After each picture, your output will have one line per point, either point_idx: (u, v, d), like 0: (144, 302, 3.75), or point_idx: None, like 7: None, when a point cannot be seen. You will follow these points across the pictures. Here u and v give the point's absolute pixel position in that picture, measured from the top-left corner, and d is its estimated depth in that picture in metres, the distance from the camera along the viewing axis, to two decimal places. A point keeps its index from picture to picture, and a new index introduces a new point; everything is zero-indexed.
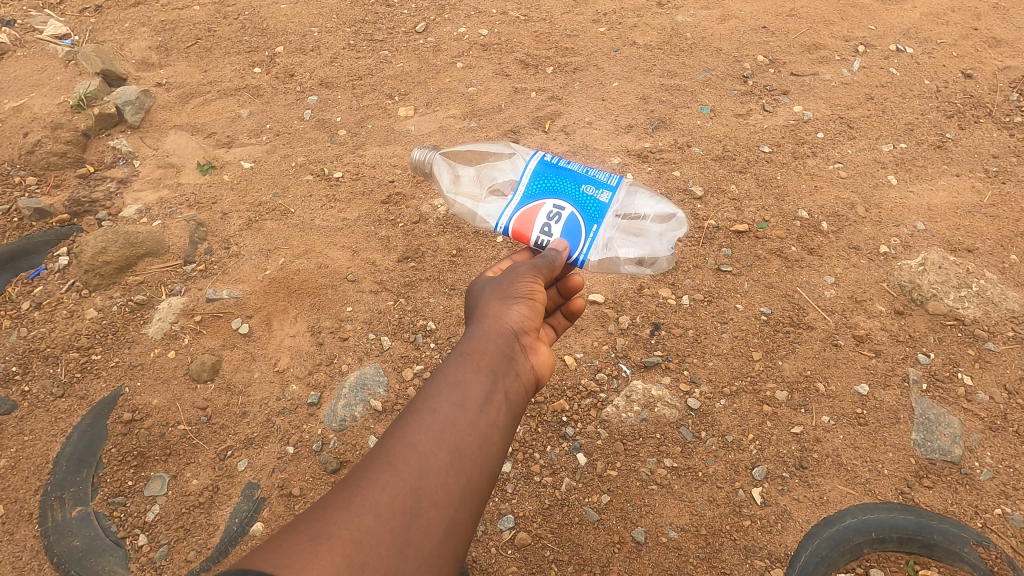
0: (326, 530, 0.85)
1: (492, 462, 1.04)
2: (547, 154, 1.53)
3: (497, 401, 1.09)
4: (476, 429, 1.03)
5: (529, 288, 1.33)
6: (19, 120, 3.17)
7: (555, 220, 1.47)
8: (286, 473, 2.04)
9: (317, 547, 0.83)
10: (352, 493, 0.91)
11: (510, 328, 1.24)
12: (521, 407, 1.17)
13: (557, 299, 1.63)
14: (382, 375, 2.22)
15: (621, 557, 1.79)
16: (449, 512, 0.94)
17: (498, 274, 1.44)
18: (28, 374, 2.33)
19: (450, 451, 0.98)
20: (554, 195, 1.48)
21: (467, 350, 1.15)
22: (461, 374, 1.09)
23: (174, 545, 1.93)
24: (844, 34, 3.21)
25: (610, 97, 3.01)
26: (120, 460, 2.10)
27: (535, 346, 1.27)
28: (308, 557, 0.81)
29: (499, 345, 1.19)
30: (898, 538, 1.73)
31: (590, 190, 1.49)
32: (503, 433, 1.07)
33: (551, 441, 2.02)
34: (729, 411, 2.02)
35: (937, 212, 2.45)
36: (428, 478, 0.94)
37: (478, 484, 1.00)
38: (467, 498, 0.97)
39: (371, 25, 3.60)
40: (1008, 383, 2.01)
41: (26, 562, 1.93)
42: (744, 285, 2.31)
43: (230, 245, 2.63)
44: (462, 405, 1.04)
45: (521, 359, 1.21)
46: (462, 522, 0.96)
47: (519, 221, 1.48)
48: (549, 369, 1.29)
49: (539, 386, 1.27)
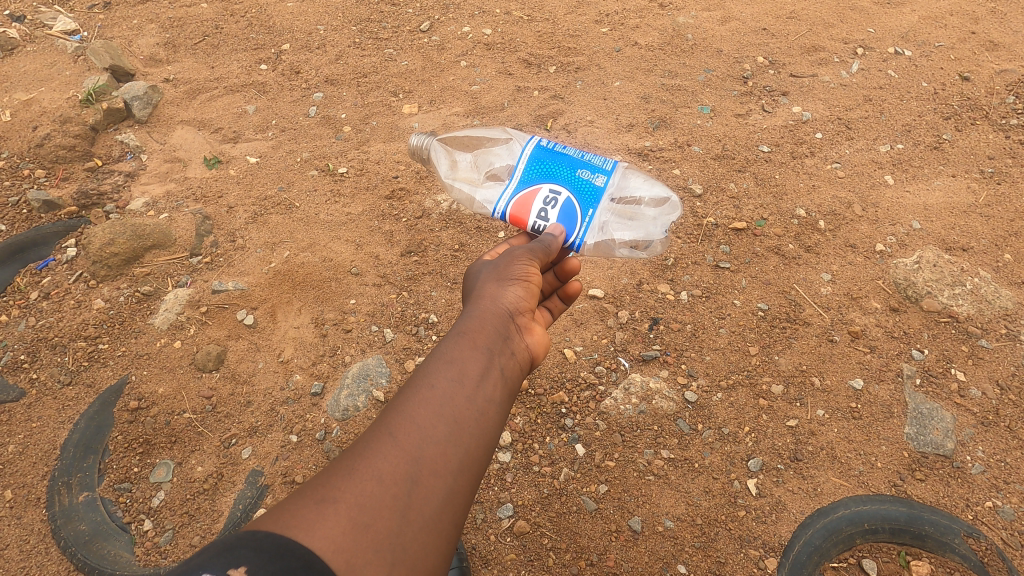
0: (331, 494, 0.90)
1: (490, 435, 1.07)
2: (544, 139, 1.58)
3: (493, 378, 1.12)
4: (474, 403, 1.06)
5: (524, 271, 1.36)
6: (28, 114, 3.22)
7: (552, 205, 1.52)
8: (289, 462, 2.07)
9: (323, 510, 0.87)
10: (355, 461, 0.95)
11: (506, 309, 1.27)
12: (517, 384, 1.21)
13: (554, 284, 1.68)
14: (384, 366, 2.25)
15: (618, 545, 1.82)
16: (449, 480, 0.98)
17: (495, 259, 1.47)
18: (36, 362, 2.37)
19: (449, 424, 1.02)
20: (550, 180, 1.53)
21: (464, 329, 1.18)
22: (458, 352, 1.12)
23: (179, 530, 1.96)
24: (843, 36, 3.25)
25: (611, 96, 3.05)
26: (126, 447, 2.13)
27: (530, 327, 1.30)
28: (314, 518, 0.86)
29: (495, 325, 1.22)
30: (890, 529, 1.76)
31: (585, 174, 1.53)
32: (500, 408, 1.11)
33: (551, 432, 2.06)
34: (725, 405, 2.05)
35: (934, 211, 2.49)
36: (428, 448, 0.98)
37: (477, 454, 1.04)
38: (465, 467, 1.01)
39: (376, 23, 3.64)
40: (1001, 379, 2.04)
41: (33, 546, 1.97)
42: (742, 281, 2.34)
43: (236, 237, 2.67)
44: (459, 380, 1.08)
45: (517, 338, 1.25)
46: (462, 490, 1.00)
47: (516, 206, 1.53)
48: (545, 349, 1.32)
49: (534, 366, 1.30)
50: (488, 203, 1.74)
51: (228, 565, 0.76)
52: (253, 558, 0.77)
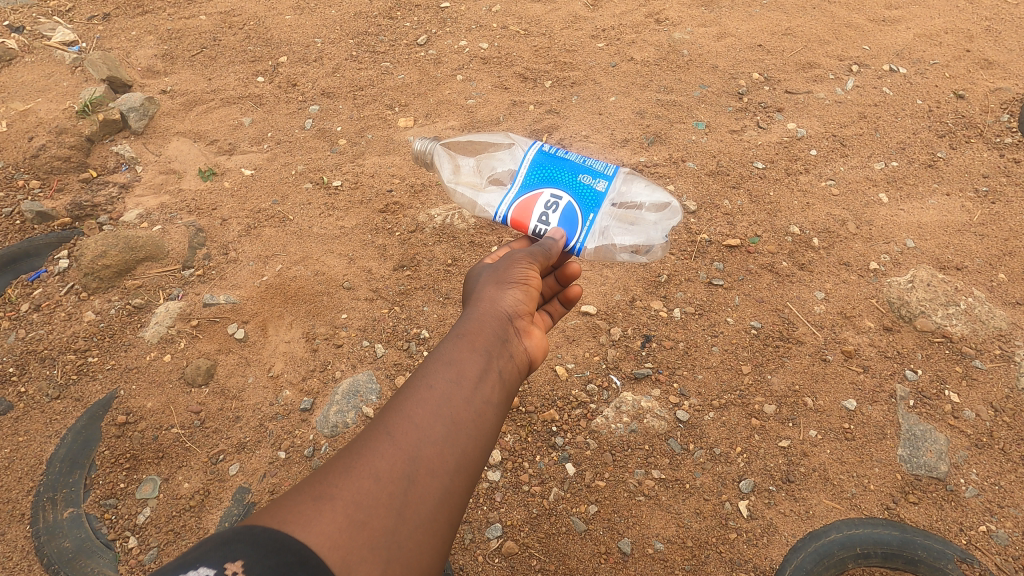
0: (328, 491, 0.88)
1: (487, 436, 1.05)
2: (545, 144, 1.57)
3: (491, 380, 1.10)
4: (472, 404, 1.04)
5: (523, 274, 1.34)
6: (24, 124, 3.23)
7: (553, 209, 1.51)
8: (276, 479, 2.05)
9: (319, 506, 0.86)
10: (353, 459, 0.93)
11: (505, 312, 1.25)
12: (516, 387, 1.18)
13: (554, 288, 1.66)
14: (374, 383, 2.24)
15: (607, 568, 1.80)
16: (445, 480, 0.96)
17: (495, 262, 1.45)
18: (25, 375, 2.35)
19: (446, 424, 1.00)
20: (551, 184, 1.52)
21: (463, 331, 1.16)
22: (456, 353, 1.11)
23: (163, 548, 1.93)
24: (839, 53, 3.26)
25: (607, 111, 3.05)
26: (113, 462, 2.11)
27: (529, 330, 1.28)
28: (311, 514, 0.84)
29: (494, 327, 1.20)
30: (882, 554, 1.74)
31: (587, 179, 1.53)
32: (497, 411, 1.09)
33: (541, 450, 2.04)
34: (717, 424, 2.04)
35: (928, 230, 2.48)
36: (424, 448, 0.96)
37: (474, 455, 1.02)
38: (462, 468, 0.99)
39: (373, 37, 3.66)
40: (995, 401, 2.03)
41: (16, 563, 1.95)
42: (735, 298, 2.33)
43: (229, 250, 2.66)
44: (457, 381, 1.06)
45: (516, 341, 1.22)
46: (458, 490, 0.98)
47: (517, 210, 1.52)
48: (544, 352, 1.29)
49: (533, 369, 1.27)
50: (490, 207, 1.73)
51: (224, 558, 0.75)
52: (250, 553, 0.76)
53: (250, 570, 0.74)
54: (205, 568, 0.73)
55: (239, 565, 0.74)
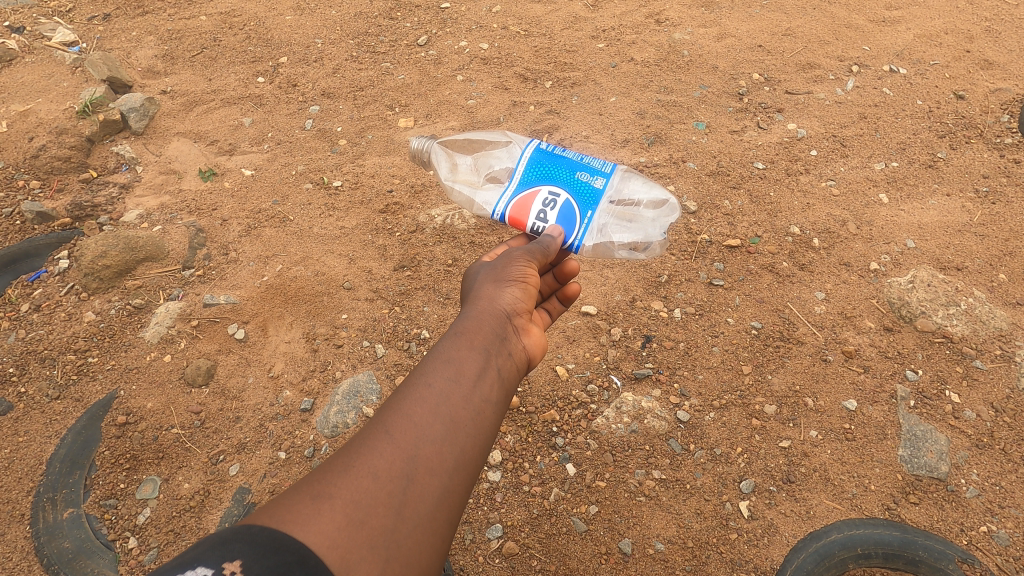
0: (327, 490, 0.88)
1: (486, 435, 1.05)
2: (543, 142, 1.57)
3: (489, 378, 1.10)
4: (471, 403, 1.04)
5: (522, 272, 1.34)
6: (25, 125, 3.23)
7: (551, 207, 1.51)
8: (276, 479, 2.05)
9: (318, 505, 0.86)
10: (351, 458, 0.93)
11: (503, 310, 1.25)
12: (514, 385, 1.18)
13: (552, 286, 1.66)
14: (375, 383, 2.24)
15: (607, 568, 1.80)
16: (445, 479, 0.96)
17: (493, 260, 1.45)
18: (25, 375, 2.35)
19: (445, 422, 1.00)
20: (549, 182, 1.52)
21: (462, 329, 1.16)
22: (455, 351, 1.10)
23: (163, 548, 1.93)
24: (839, 54, 3.26)
25: (607, 112, 3.05)
26: (113, 462, 2.11)
27: (528, 328, 1.28)
28: (310, 514, 0.84)
29: (493, 326, 1.20)
30: (883, 555, 1.74)
31: (584, 176, 1.53)
32: (495, 409, 1.09)
33: (541, 451, 2.04)
34: (718, 424, 2.04)
35: (928, 230, 2.48)
36: (423, 446, 0.96)
37: (473, 454, 1.02)
38: (461, 467, 0.99)
39: (373, 37, 3.66)
40: (996, 401, 2.03)
41: (15, 564, 1.94)
42: (735, 299, 2.33)
43: (230, 251, 2.66)
44: (456, 380, 1.06)
45: (514, 339, 1.22)
46: (457, 489, 0.98)
47: (515, 208, 1.52)
48: (543, 350, 1.29)
49: (531, 367, 1.27)
50: (486, 205, 1.72)
51: (223, 558, 0.75)
52: (248, 552, 0.76)
53: (249, 569, 0.74)
54: (203, 568, 0.73)
55: (237, 564, 0.74)
